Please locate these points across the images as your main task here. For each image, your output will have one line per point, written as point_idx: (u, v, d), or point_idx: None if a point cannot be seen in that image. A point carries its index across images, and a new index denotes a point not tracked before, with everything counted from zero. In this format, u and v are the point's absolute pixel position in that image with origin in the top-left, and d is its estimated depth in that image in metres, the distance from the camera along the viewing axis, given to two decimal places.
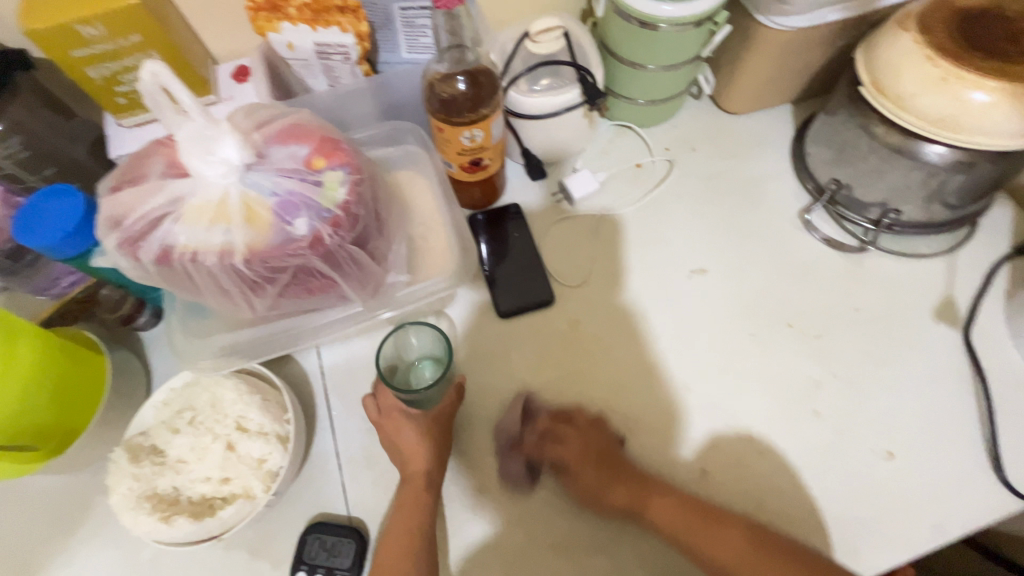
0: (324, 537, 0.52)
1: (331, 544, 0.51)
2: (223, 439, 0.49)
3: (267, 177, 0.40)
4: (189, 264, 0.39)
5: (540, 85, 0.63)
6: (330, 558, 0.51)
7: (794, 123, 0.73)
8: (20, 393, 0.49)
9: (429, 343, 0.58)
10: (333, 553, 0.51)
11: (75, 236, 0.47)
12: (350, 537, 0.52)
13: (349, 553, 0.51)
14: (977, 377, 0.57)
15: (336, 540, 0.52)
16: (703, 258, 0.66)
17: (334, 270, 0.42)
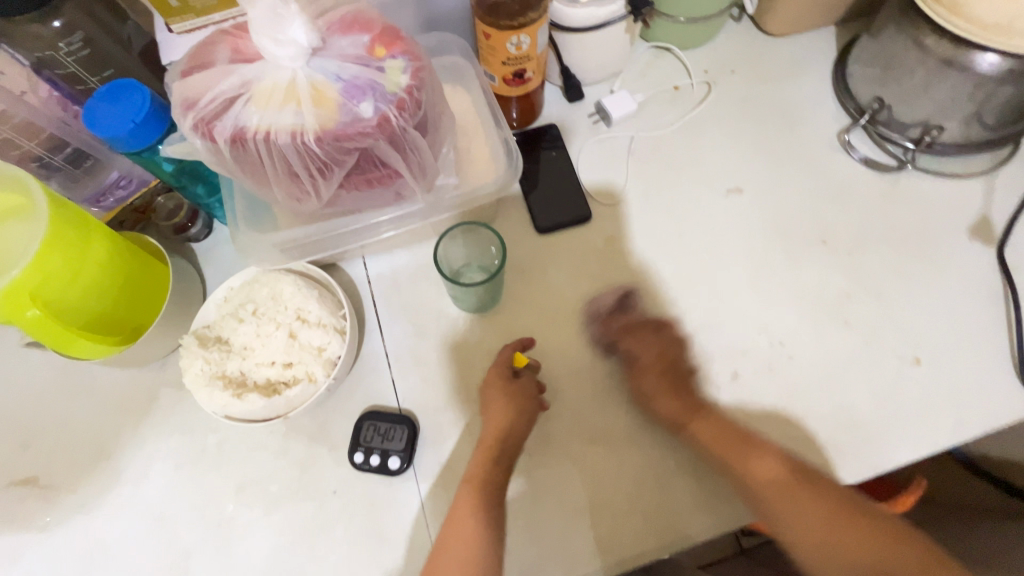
0: (378, 424, 0.56)
1: (384, 430, 0.56)
2: (285, 328, 0.52)
3: (333, 62, 0.41)
4: (262, 145, 0.41)
5: None
6: (384, 442, 0.55)
7: (837, 45, 0.72)
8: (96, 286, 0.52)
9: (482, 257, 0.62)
10: (386, 438, 0.55)
11: (140, 126, 0.48)
12: (402, 425, 0.56)
13: (401, 438, 0.55)
14: (1007, 291, 0.58)
15: (389, 427, 0.56)
16: (738, 178, 0.67)
17: (395, 160, 0.44)
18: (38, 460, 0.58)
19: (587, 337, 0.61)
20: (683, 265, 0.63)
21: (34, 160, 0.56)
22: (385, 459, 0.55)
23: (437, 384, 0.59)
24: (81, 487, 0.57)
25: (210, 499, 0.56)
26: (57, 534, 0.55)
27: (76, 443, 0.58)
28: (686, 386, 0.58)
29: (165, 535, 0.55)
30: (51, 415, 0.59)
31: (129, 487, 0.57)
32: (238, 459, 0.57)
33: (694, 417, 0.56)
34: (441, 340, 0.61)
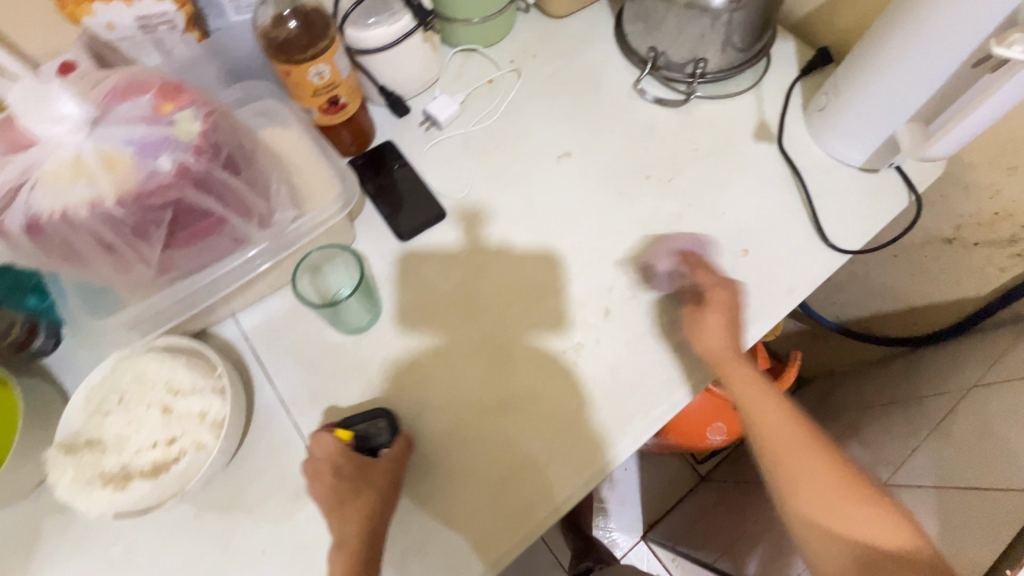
0: (354, 428, 0.56)
1: (364, 429, 0.56)
2: (157, 404, 0.50)
3: (117, 128, 0.41)
4: (62, 224, 0.40)
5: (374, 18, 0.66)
6: (371, 441, 0.56)
7: (612, 13, 0.82)
8: None
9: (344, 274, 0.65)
10: (370, 435, 0.56)
11: None
12: (378, 418, 0.57)
13: (380, 432, 0.56)
14: (794, 174, 0.69)
15: (369, 424, 0.56)
16: (564, 143, 0.74)
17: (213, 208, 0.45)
18: None
19: (475, 315, 0.64)
20: (538, 231, 0.68)
21: None
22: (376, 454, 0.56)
23: (340, 412, 0.59)
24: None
25: None
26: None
27: None
28: (573, 329, 0.63)
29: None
30: None
31: None
32: (150, 559, 0.53)
33: (584, 354, 0.61)
34: (333, 369, 0.61)
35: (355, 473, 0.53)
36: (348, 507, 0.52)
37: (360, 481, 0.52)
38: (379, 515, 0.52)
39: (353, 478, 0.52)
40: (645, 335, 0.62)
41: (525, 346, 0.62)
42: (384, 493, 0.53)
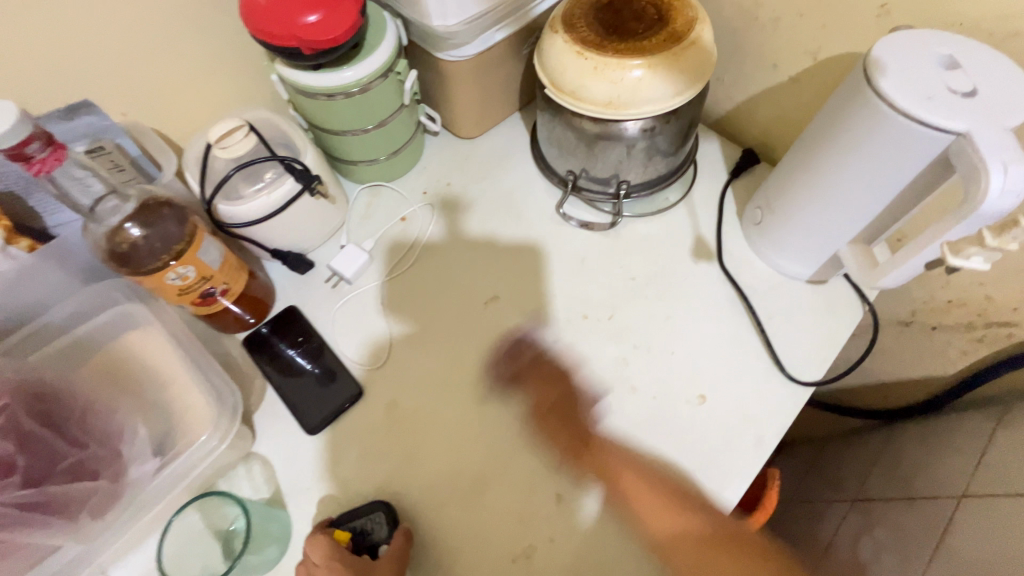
0: (350, 526, 0.53)
1: (360, 526, 0.53)
2: None
3: None
4: None
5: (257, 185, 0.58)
6: (367, 540, 0.52)
7: (526, 127, 0.77)
8: None
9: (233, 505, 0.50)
10: (368, 530, 0.53)
11: None
12: (376, 509, 0.53)
13: (376, 527, 0.53)
14: (740, 297, 0.63)
15: (366, 518, 0.53)
16: (490, 286, 0.66)
17: (14, 527, 0.41)
18: None
19: (431, 457, 0.57)
20: (471, 401, 0.60)
21: None
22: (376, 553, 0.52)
23: None
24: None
25: None
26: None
27: None
28: (548, 478, 0.56)
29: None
30: None
31: None
32: None
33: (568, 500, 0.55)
34: None
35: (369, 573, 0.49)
36: None
37: None
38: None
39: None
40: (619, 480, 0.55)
41: (500, 476, 0.56)
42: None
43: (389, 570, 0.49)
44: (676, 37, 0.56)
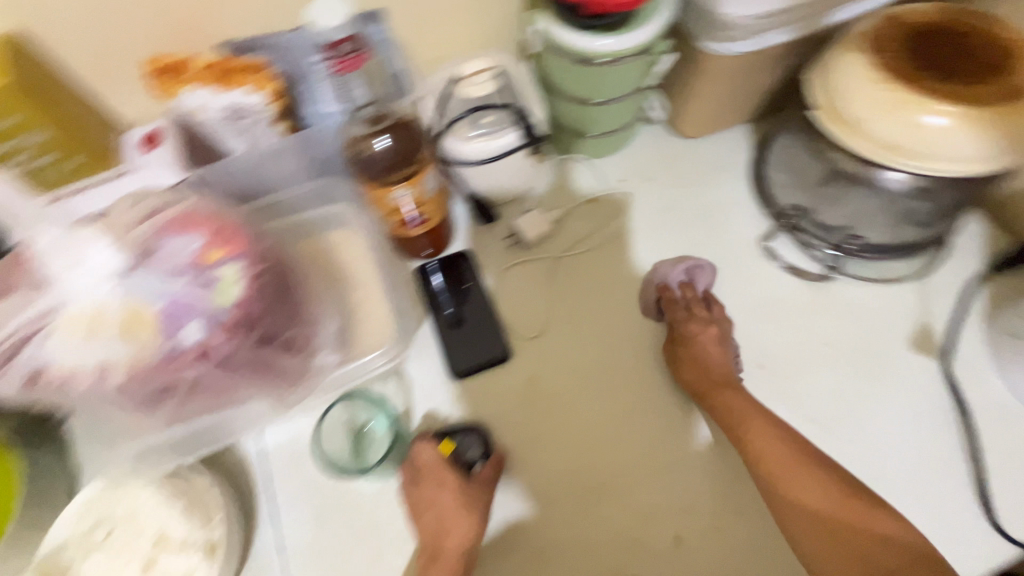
0: (451, 439, 0.55)
1: (459, 441, 0.55)
2: (143, 555, 0.45)
3: (154, 278, 0.36)
4: (65, 384, 0.35)
5: (482, 124, 0.57)
6: (464, 455, 0.55)
7: (752, 143, 0.70)
8: None
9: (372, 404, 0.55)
10: (462, 448, 0.55)
11: None
12: (475, 432, 0.56)
13: (473, 448, 0.55)
14: (958, 415, 0.54)
15: (462, 438, 0.56)
16: (665, 298, 0.63)
17: (227, 381, 0.38)
18: None
19: (557, 448, 0.56)
20: (614, 407, 0.58)
21: None
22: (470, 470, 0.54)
23: None
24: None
25: None
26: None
27: None
28: (672, 516, 0.53)
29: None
30: None
31: None
32: None
33: (688, 550, 0.52)
34: (346, 524, 0.52)
35: (465, 493, 0.51)
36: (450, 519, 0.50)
37: (462, 500, 0.51)
38: (473, 539, 0.50)
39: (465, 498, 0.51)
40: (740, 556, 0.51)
41: (621, 492, 0.54)
42: (478, 520, 0.51)
43: (481, 493, 0.52)
44: (1010, 92, 0.46)
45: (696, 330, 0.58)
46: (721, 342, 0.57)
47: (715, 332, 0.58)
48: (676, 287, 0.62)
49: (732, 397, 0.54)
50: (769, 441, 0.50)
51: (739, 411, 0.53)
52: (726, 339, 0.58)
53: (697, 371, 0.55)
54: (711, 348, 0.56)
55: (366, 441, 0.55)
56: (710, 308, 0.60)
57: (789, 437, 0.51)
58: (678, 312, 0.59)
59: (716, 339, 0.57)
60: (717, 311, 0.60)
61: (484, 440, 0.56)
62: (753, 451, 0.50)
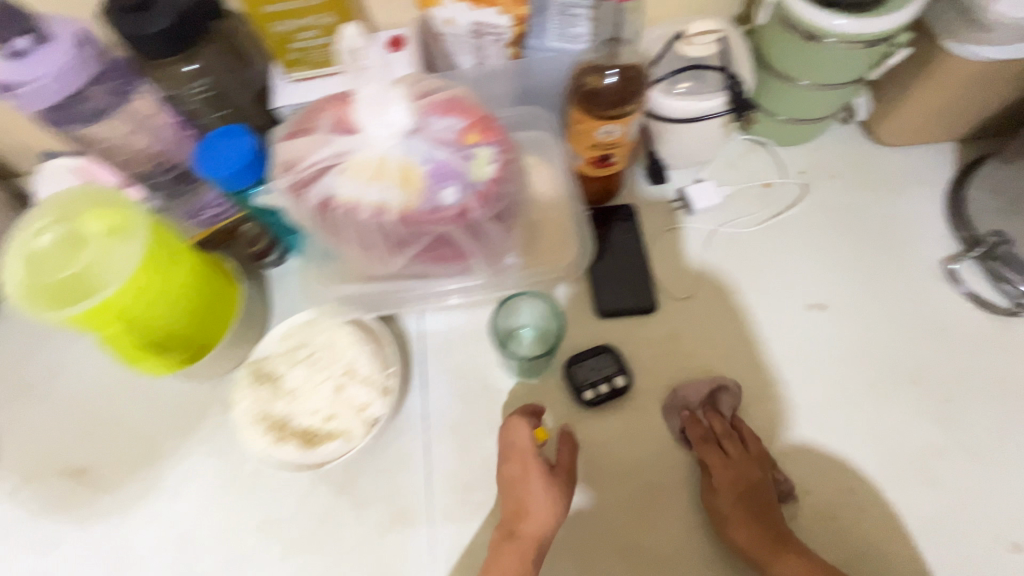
0: (583, 360, 0.59)
1: (592, 362, 0.59)
2: (334, 379, 0.52)
3: (426, 144, 0.42)
4: (346, 213, 0.42)
5: (679, 88, 0.59)
6: (599, 374, 0.58)
7: (957, 163, 0.67)
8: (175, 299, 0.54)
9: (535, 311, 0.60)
10: (595, 368, 0.58)
11: (237, 174, 0.51)
12: (604, 352, 0.59)
13: (608, 367, 0.59)
14: None
15: (593, 359, 0.59)
16: (824, 292, 0.63)
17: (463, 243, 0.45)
18: (92, 452, 0.61)
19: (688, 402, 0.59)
20: (755, 381, 0.60)
21: (140, 176, 0.62)
22: (609, 385, 0.58)
23: (473, 459, 0.57)
24: (115, 497, 0.59)
25: (232, 526, 0.56)
26: (73, 544, 0.58)
27: (126, 445, 0.61)
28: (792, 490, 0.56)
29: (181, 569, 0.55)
30: (104, 412, 0.62)
31: (163, 505, 0.58)
32: (268, 495, 0.57)
33: (798, 522, 0.55)
34: (486, 411, 0.59)
35: (549, 486, 0.53)
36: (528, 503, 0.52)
37: (545, 493, 0.52)
38: (550, 530, 0.51)
39: (549, 493, 0.52)
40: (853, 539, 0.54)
41: (741, 455, 0.57)
42: (558, 510, 0.52)
43: (562, 487, 0.53)
44: None
45: (725, 471, 0.55)
46: (739, 480, 0.54)
47: (745, 456, 0.56)
48: (700, 411, 0.59)
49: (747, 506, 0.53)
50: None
51: (752, 541, 0.52)
52: (762, 462, 0.56)
53: (755, 535, 0.52)
54: (728, 473, 0.54)
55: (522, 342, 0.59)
56: (734, 442, 0.56)
57: (815, 566, 0.51)
58: (712, 453, 0.56)
59: (749, 462, 0.55)
60: (727, 445, 0.56)
61: (614, 364, 0.59)
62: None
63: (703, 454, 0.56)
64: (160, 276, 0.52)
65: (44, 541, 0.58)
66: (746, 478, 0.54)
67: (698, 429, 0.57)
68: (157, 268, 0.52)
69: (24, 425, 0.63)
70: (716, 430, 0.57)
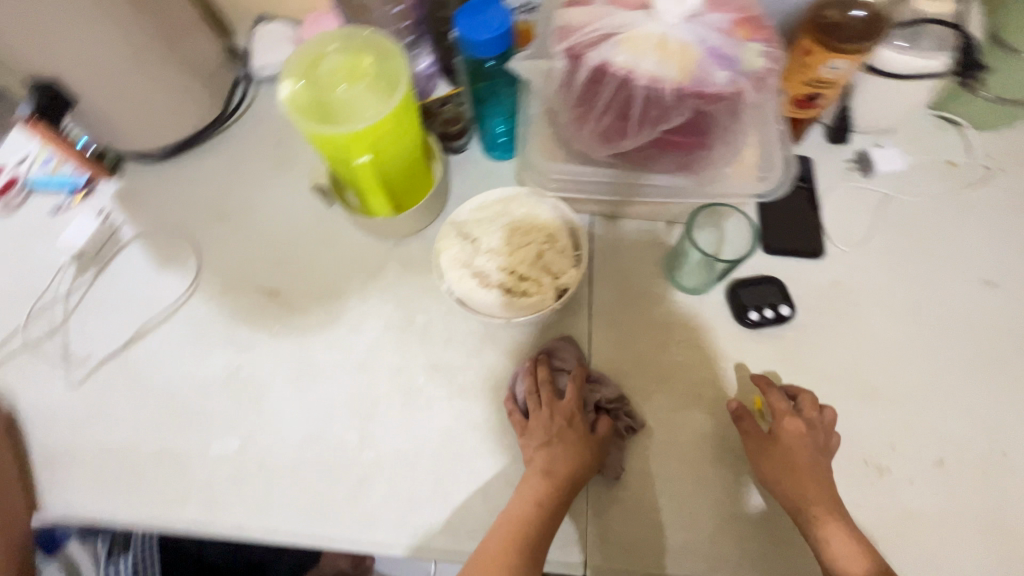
0: (753, 283, 0.62)
1: (758, 287, 0.62)
2: (536, 247, 0.57)
3: (702, 29, 0.45)
4: (618, 80, 0.46)
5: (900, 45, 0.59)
6: (766, 298, 0.61)
7: None
8: (410, 153, 0.61)
9: (710, 232, 0.63)
10: (763, 292, 0.61)
11: (478, 45, 0.56)
12: (772, 281, 0.62)
13: (774, 294, 0.61)
14: None
15: (760, 284, 0.62)
16: (996, 270, 0.63)
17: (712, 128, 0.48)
18: (282, 279, 0.69)
19: (843, 344, 0.61)
20: (916, 338, 0.61)
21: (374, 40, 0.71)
22: (775, 310, 0.61)
23: (630, 351, 0.61)
24: (300, 319, 0.66)
25: (402, 363, 0.62)
26: (263, 355, 0.64)
27: (315, 279, 0.68)
28: (941, 443, 0.56)
29: (358, 392, 0.61)
30: (297, 250, 0.71)
31: (341, 336, 0.64)
32: (438, 344, 0.63)
33: (945, 478, 0.55)
34: (645, 313, 0.63)
35: (573, 439, 0.54)
36: (558, 446, 0.54)
37: (567, 440, 0.54)
38: (580, 474, 0.53)
39: (568, 449, 0.53)
40: (1000, 501, 0.54)
41: (895, 401, 0.58)
42: (588, 456, 0.54)
43: (580, 433, 0.55)
44: None
45: (770, 449, 0.54)
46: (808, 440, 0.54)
47: (803, 441, 0.54)
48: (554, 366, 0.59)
49: (818, 464, 0.53)
50: (841, 542, 0.49)
51: (806, 497, 0.52)
52: (818, 445, 0.54)
53: (811, 492, 0.52)
54: (807, 449, 0.53)
55: (695, 264, 0.64)
56: (797, 420, 0.54)
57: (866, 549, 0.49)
58: (749, 425, 0.55)
59: (803, 439, 0.54)
60: (786, 427, 0.54)
61: (781, 292, 0.62)
62: (835, 561, 0.49)
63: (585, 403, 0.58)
64: (409, 128, 0.58)
65: (238, 347, 0.64)
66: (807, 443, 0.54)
67: (795, 421, 0.54)
68: (410, 122, 0.57)
69: (226, 249, 0.71)
70: (803, 407, 0.56)
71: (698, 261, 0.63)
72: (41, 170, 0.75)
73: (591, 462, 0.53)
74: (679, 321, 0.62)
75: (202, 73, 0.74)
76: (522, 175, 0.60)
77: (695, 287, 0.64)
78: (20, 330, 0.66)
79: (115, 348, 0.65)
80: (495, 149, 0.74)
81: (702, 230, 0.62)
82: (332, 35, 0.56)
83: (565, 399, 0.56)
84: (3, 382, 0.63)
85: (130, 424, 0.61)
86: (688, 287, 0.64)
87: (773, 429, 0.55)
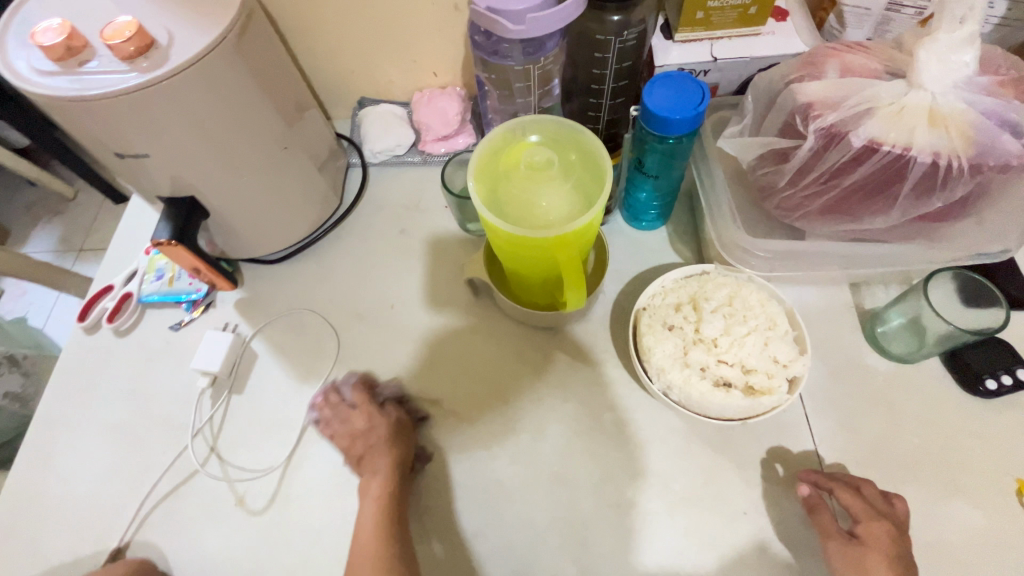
0: (981, 348, 0.56)
1: (986, 351, 0.56)
2: (759, 333, 0.52)
3: (974, 94, 0.41)
4: (890, 159, 0.41)
5: None
6: (998, 362, 0.55)
7: None
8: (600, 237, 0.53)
9: (942, 300, 0.56)
10: (992, 356, 0.56)
11: (675, 126, 0.52)
12: (998, 342, 0.57)
13: (1005, 356, 0.56)
14: None
15: (986, 347, 0.56)
16: None
17: (982, 199, 0.43)
18: (440, 384, 0.62)
19: None
20: None
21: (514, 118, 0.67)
22: (1013, 374, 0.55)
23: (856, 434, 0.55)
24: (471, 431, 0.59)
25: (604, 473, 0.56)
26: (441, 477, 0.58)
27: (477, 381, 0.62)
28: None
29: (562, 512, 0.54)
30: (449, 349, 0.64)
31: (522, 448, 0.58)
32: (639, 446, 0.57)
33: None
34: (859, 389, 0.57)
35: (381, 446, 0.57)
36: (381, 448, 0.57)
37: (384, 445, 0.57)
38: (403, 456, 0.56)
39: (377, 450, 0.57)
40: None
41: None
42: (404, 446, 0.57)
43: (389, 427, 0.58)
44: None
45: (851, 555, 0.47)
46: (893, 542, 0.47)
47: (888, 546, 0.47)
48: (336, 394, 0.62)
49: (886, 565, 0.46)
50: None
51: None
52: (906, 548, 0.48)
53: None
54: (889, 560, 0.46)
55: (909, 328, 0.58)
56: (881, 522, 0.48)
57: None
58: (827, 520, 0.49)
59: (883, 544, 0.47)
60: (869, 529, 0.48)
61: (1012, 353, 0.56)
62: None
63: (347, 414, 0.60)
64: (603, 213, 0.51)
65: (412, 470, 0.58)
66: (892, 549, 0.47)
67: (874, 518, 0.48)
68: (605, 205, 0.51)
69: (371, 356, 0.65)
70: (872, 501, 0.50)
71: (912, 324, 0.58)
72: (153, 285, 0.68)
73: (404, 448, 0.57)
74: (900, 395, 0.57)
75: (322, 166, 0.70)
76: (720, 251, 0.57)
77: (903, 350, 0.58)
78: (162, 474, 0.59)
79: (272, 484, 0.58)
80: (641, 220, 0.69)
81: (934, 293, 0.56)
82: (495, 140, 0.52)
83: (359, 417, 0.59)
84: (157, 534, 0.56)
85: (307, 574, 0.54)
86: (894, 350, 0.58)
87: (854, 529, 0.49)
